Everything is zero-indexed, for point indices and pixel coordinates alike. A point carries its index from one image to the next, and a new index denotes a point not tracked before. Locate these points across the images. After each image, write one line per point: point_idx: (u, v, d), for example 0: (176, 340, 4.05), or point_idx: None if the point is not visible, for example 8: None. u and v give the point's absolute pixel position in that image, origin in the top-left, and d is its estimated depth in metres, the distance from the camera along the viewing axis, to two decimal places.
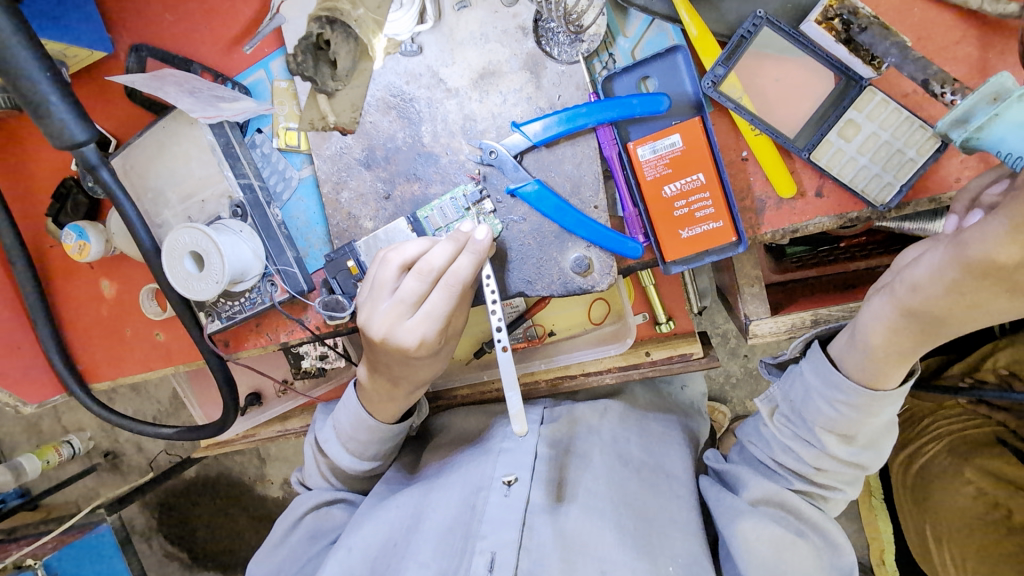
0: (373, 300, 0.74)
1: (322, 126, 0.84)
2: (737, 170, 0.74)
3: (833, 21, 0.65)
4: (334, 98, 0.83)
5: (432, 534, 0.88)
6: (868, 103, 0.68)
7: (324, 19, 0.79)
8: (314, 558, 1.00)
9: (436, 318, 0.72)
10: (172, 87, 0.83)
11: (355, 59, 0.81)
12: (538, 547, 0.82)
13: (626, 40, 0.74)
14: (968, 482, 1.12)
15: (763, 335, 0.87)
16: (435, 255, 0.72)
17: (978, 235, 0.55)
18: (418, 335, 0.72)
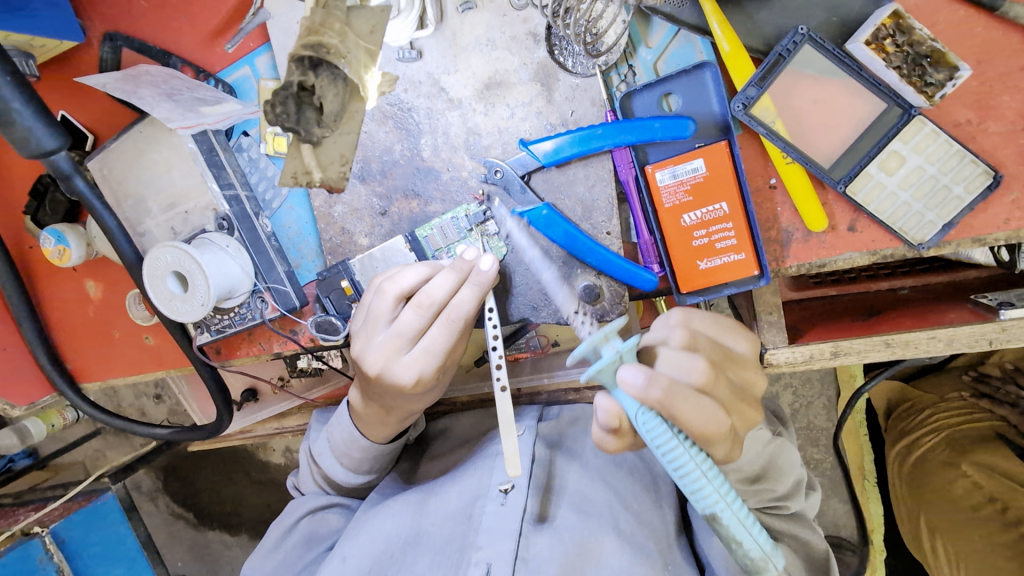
0: (366, 338, 0.70)
1: (306, 180, 0.76)
2: (763, 199, 0.68)
3: (884, 41, 0.58)
4: (320, 147, 0.75)
5: (429, 547, 0.85)
6: (916, 135, 0.61)
7: (307, 62, 0.66)
8: (310, 563, 0.95)
9: (434, 354, 0.68)
10: (148, 91, 0.76)
11: (345, 98, 0.71)
12: (537, 558, 0.78)
13: (649, 51, 0.67)
14: (964, 474, 1.16)
15: (778, 365, 0.81)
16: (436, 286, 0.67)
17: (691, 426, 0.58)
18: (414, 374, 0.68)
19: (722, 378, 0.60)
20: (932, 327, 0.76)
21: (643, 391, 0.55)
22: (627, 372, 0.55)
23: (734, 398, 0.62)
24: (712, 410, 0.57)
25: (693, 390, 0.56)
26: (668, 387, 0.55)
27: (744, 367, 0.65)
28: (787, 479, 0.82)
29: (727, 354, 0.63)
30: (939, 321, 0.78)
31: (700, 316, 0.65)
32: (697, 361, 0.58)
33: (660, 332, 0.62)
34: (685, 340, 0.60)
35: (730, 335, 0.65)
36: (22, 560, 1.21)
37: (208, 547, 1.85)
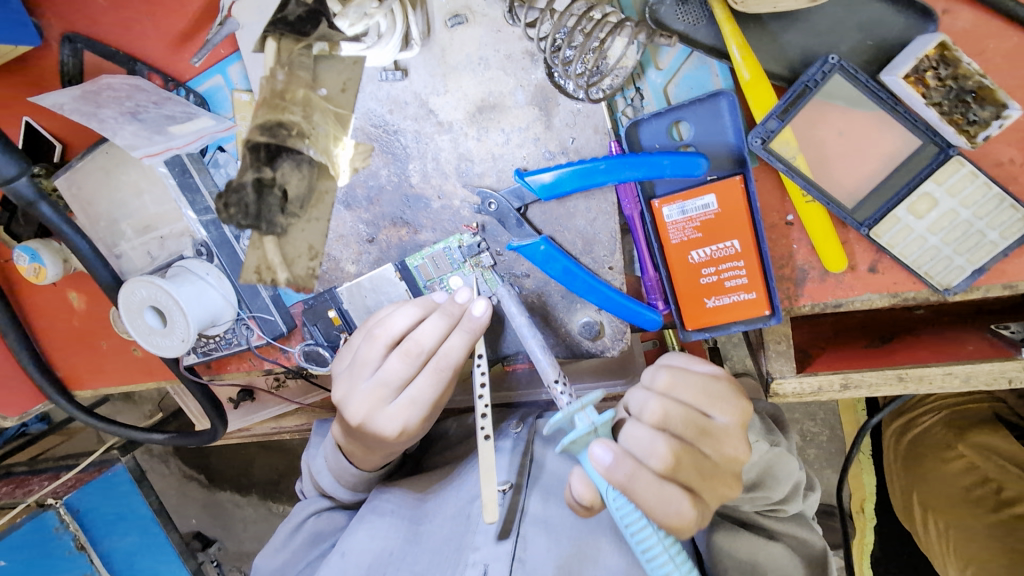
0: (348, 387, 0.65)
1: (271, 276, 0.76)
2: (779, 235, 0.63)
3: (925, 73, 0.51)
4: (285, 237, 0.74)
5: (431, 548, 0.79)
6: (951, 176, 0.55)
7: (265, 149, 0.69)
8: (315, 562, 0.89)
9: (422, 405, 0.64)
10: (110, 111, 0.70)
11: (313, 179, 0.71)
12: (534, 559, 0.73)
13: (659, 73, 0.60)
14: (960, 455, 1.05)
15: (784, 395, 0.78)
16: (426, 332, 0.64)
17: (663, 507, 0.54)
18: (399, 427, 0.63)
19: (692, 457, 0.56)
20: (949, 362, 0.72)
21: (608, 469, 0.54)
22: (596, 447, 0.55)
23: (709, 478, 0.57)
24: (676, 499, 0.54)
25: (656, 478, 0.54)
26: (627, 474, 0.54)
27: (729, 440, 0.58)
28: (785, 487, 0.80)
29: (705, 426, 0.58)
30: (955, 353, 0.74)
31: (684, 381, 0.59)
32: (662, 444, 0.55)
33: (637, 402, 0.59)
34: (657, 417, 0.57)
35: (714, 405, 0.58)
36: (38, 531, 1.11)
37: (220, 506, 1.74)
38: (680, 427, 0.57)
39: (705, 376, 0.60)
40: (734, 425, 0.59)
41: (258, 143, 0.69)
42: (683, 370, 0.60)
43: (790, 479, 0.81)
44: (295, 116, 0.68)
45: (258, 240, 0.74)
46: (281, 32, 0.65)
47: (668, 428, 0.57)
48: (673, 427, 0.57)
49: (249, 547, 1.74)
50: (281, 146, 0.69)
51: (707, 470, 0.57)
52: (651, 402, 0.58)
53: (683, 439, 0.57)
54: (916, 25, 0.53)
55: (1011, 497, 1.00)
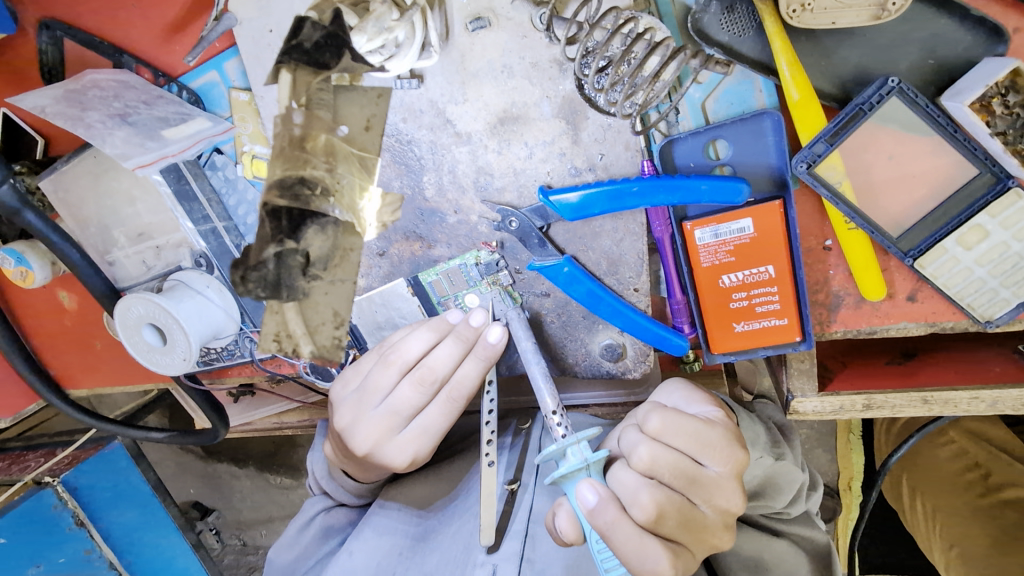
0: (355, 414, 0.65)
1: (291, 347, 0.61)
2: (815, 260, 0.60)
3: (991, 101, 0.48)
4: (308, 302, 0.60)
5: (440, 545, 0.77)
6: (1006, 209, 0.52)
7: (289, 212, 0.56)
8: (324, 560, 0.83)
9: (431, 433, 0.65)
10: (96, 113, 0.64)
11: (337, 239, 0.61)
12: (543, 558, 0.72)
13: (697, 87, 0.55)
14: (951, 441, 1.07)
15: (804, 413, 0.76)
16: (439, 359, 0.62)
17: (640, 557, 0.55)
18: (409, 455, 0.64)
19: (677, 507, 0.56)
20: (975, 384, 0.71)
21: (592, 510, 0.55)
22: (584, 486, 0.55)
23: (693, 529, 0.57)
24: (654, 553, 0.54)
25: (636, 529, 0.55)
26: (606, 521, 0.55)
27: (720, 491, 0.58)
28: (787, 495, 0.76)
29: (695, 476, 0.57)
30: (980, 374, 0.73)
31: (678, 426, 0.58)
32: (645, 493, 0.56)
33: (629, 443, 0.59)
34: (645, 463, 0.57)
35: (706, 454, 0.57)
36: (36, 509, 1.03)
37: (219, 477, 1.65)
38: (669, 475, 0.57)
39: (699, 423, 0.58)
40: (726, 474, 0.58)
41: (278, 208, 0.56)
42: (679, 415, 0.58)
43: (790, 491, 0.76)
44: (318, 171, 0.57)
45: (275, 308, 0.59)
46: (297, 63, 0.54)
47: (656, 474, 0.57)
48: (660, 474, 0.57)
49: (248, 516, 1.65)
50: (305, 210, 0.57)
51: (693, 520, 0.57)
52: (641, 447, 0.57)
53: (672, 487, 0.57)
54: (983, 45, 0.49)
55: (999, 482, 1.01)
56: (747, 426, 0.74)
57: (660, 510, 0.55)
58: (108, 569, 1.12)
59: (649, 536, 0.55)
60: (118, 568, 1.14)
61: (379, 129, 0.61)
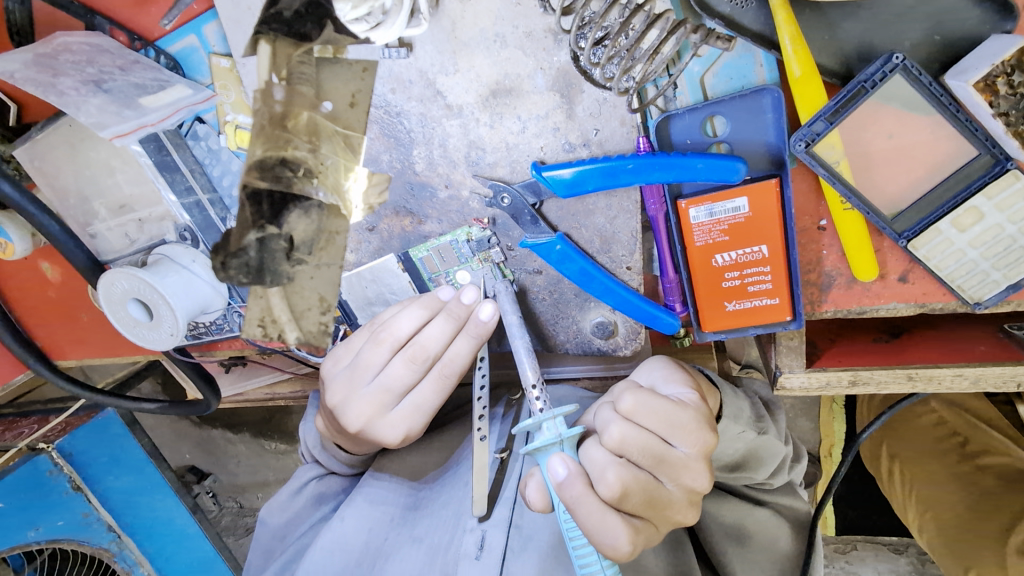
0: (347, 392, 0.64)
1: (275, 329, 0.67)
2: (809, 240, 0.60)
3: (996, 80, 0.46)
4: (292, 286, 0.66)
5: (431, 513, 0.79)
6: (1003, 191, 0.51)
7: (274, 197, 0.61)
8: (317, 526, 0.85)
9: (424, 410, 0.65)
10: (68, 79, 0.61)
11: (322, 222, 0.64)
12: (531, 524, 0.75)
13: (697, 61, 0.53)
14: (932, 410, 1.10)
15: (790, 388, 0.78)
16: (431, 337, 0.62)
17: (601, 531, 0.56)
18: (401, 432, 0.64)
19: (641, 485, 0.57)
20: (960, 362, 0.72)
21: (561, 484, 0.56)
22: (554, 460, 0.57)
23: (656, 506, 0.59)
24: (614, 528, 0.56)
25: (599, 505, 0.56)
26: (571, 496, 0.56)
27: (687, 470, 0.59)
28: (768, 467, 0.78)
29: (662, 456, 0.58)
30: (967, 353, 0.73)
31: (648, 407, 0.59)
32: (612, 472, 0.57)
33: (601, 420, 0.60)
34: (615, 441, 0.58)
35: (675, 435, 0.58)
36: (33, 474, 1.06)
37: (213, 443, 1.67)
38: (637, 455, 0.58)
39: (671, 404, 0.59)
40: (693, 455, 0.59)
41: (259, 192, 0.61)
42: (651, 396, 0.59)
43: (771, 463, 0.77)
44: (301, 151, 0.60)
45: (262, 293, 0.66)
46: (277, 34, 0.56)
47: (624, 453, 0.58)
48: (628, 453, 0.58)
49: (244, 480, 1.68)
50: (286, 192, 0.61)
51: (656, 498, 0.58)
52: (611, 425, 0.58)
53: (639, 466, 0.58)
54: (992, 21, 0.47)
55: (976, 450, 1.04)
56: (731, 402, 0.74)
57: (624, 489, 0.56)
58: (107, 531, 1.13)
59: (610, 513, 0.56)
60: (116, 530, 1.14)
61: (364, 105, 0.59)
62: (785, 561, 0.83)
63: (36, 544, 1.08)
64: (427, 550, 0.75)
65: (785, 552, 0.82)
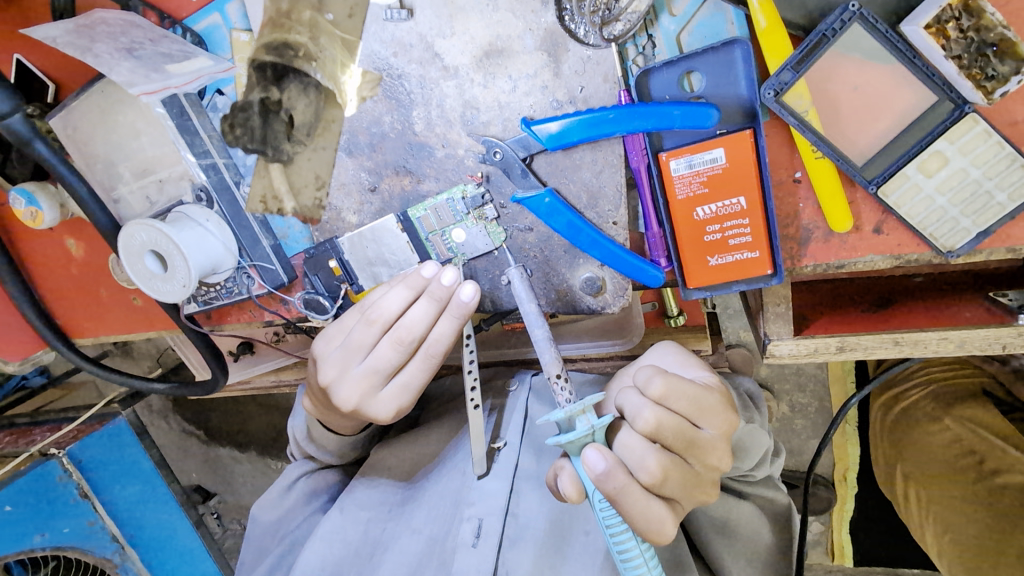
0: (340, 372, 0.67)
1: (276, 205, 0.76)
2: (785, 193, 0.63)
3: (947, 24, 0.50)
4: (291, 166, 0.74)
5: (427, 502, 0.79)
6: (964, 135, 0.55)
7: (273, 71, 0.68)
8: (311, 519, 0.85)
9: (412, 389, 0.68)
10: (104, 45, 0.67)
11: (319, 106, 0.69)
12: (526, 512, 0.76)
13: (672, 20, 0.58)
14: (946, 428, 1.08)
15: (779, 357, 0.79)
16: (415, 319, 0.65)
17: (646, 516, 0.58)
18: (391, 409, 0.68)
19: (679, 469, 0.59)
20: (945, 327, 0.73)
21: (599, 476, 0.56)
22: (590, 454, 0.56)
23: (692, 487, 0.60)
24: (657, 514, 0.58)
25: (643, 493, 0.57)
26: (615, 488, 0.56)
27: (714, 451, 0.60)
28: (754, 457, 0.78)
29: (693, 440, 0.59)
30: (952, 319, 0.75)
31: (678, 391, 0.58)
32: (652, 458, 0.57)
33: (632, 407, 0.59)
34: (650, 427, 0.57)
35: (704, 418, 0.59)
36: (39, 480, 1.07)
37: (221, 462, 1.68)
38: (672, 439, 0.58)
39: (699, 388, 0.60)
40: (717, 437, 0.60)
41: (263, 62, 0.68)
42: (680, 379, 0.59)
43: (756, 455, 0.78)
44: (301, 36, 0.66)
45: (263, 168, 0.74)
46: None
47: (659, 438, 0.58)
48: (663, 438, 0.58)
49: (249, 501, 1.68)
50: (287, 66, 0.68)
51: (690, 480, 0.60)
52: (645, 411, 0.57)
53: (672, 450, 0.59)
54: None
55: (994, 468, 1.02)
56: None
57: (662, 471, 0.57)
58: (110, 541, 1.14)
59: (653, 498, 0.58)
60: (120, 541, 1.16)
61: (371, 65, 0.66)
62: (768, 552, 0.82)
63: (41, 550, 1.10)
64: (426, 540, 0.77)
65: (766, 547, 0.82)
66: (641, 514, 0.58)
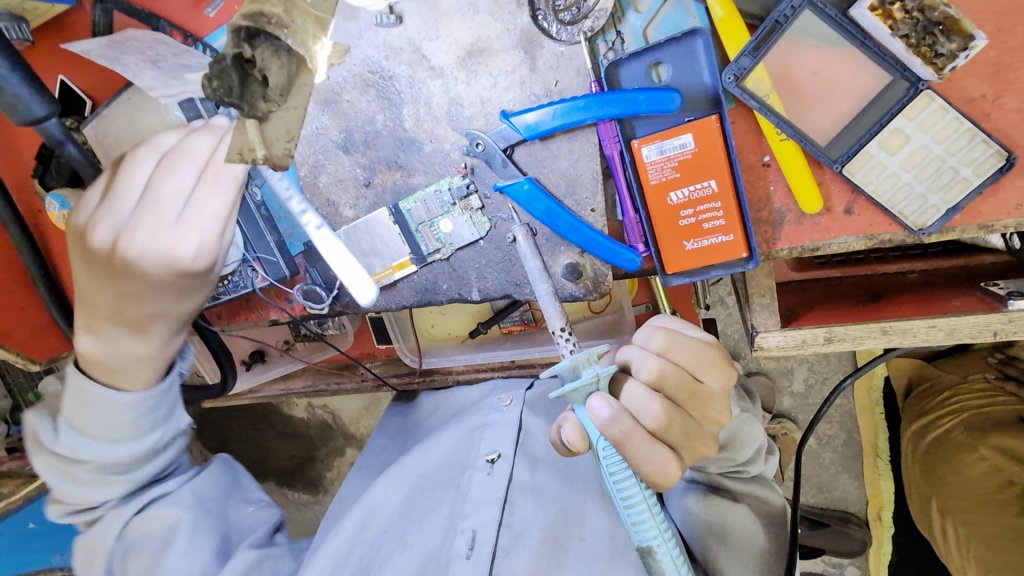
0: (111, 280, 0.61)
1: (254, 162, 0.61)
2: (756, 177, 0.65)
3: (891, 5, 0.53)
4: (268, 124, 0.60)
5: (423, 524, 0.78)
6: (922, 111, 0.57)
7: (243, 33, 0.56)
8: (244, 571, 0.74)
9: (212, 213, 0.61)
10: (132, 57, 0.76)
11: (293, 72, 0.59)
12: (521, 522, 0.74)
13: (638, 16, 0.63)
14: (983, 459, 1.06)
15: (768, 349, 0.77)
16: (185, 153, 0.61)
17: (655, 461, 0.54)
18: (192, 241, 0.61)
19: (681, 417, 0.57)
20: (934, 316, 0.72)
21: (605, 420, 0.53)
22: (596, 401, 0.53)
23: (694, 439, 0.58)
24: (663, 459, 0.55)
25: (648, 437, 0.54)
26: (623, 431, 0.53)
27: (714, 406, 0.59)
28: (749, 449, 0.77)
29: (695, 390, 0.58)
30: (943, 309, 0.74)
31: (680, 343, 0.59)
32: (657, 404, 0.55)
33: (633, 359, 0.59)
34: (653, 376, 0.57)
35: (704, 370, 0.59)
36: None
37: None
38: (675, 388, 0.57)
39: (701, 344, 0.60)
40: (718, 394, 0.60)
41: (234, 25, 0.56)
42: (682, 334, 0.60)
43: (751, 448, 0.77)
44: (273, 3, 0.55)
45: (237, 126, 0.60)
46: None
47: (663, 388, 0.57)
48: (667, 386, 0.57)
49: None
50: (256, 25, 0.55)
51: (692, 430, 0.57)
52: (648, 360, 0.57)
53: (676, 400, 0.57)
54: None
55: None
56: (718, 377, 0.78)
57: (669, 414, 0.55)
58: None
59: (660, 441, 0.55)
60: None
61: (368, 70, 0.71)
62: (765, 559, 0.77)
63: None
64: (423, 557, 0.75)
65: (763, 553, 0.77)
66: (648, 458, 0.54)
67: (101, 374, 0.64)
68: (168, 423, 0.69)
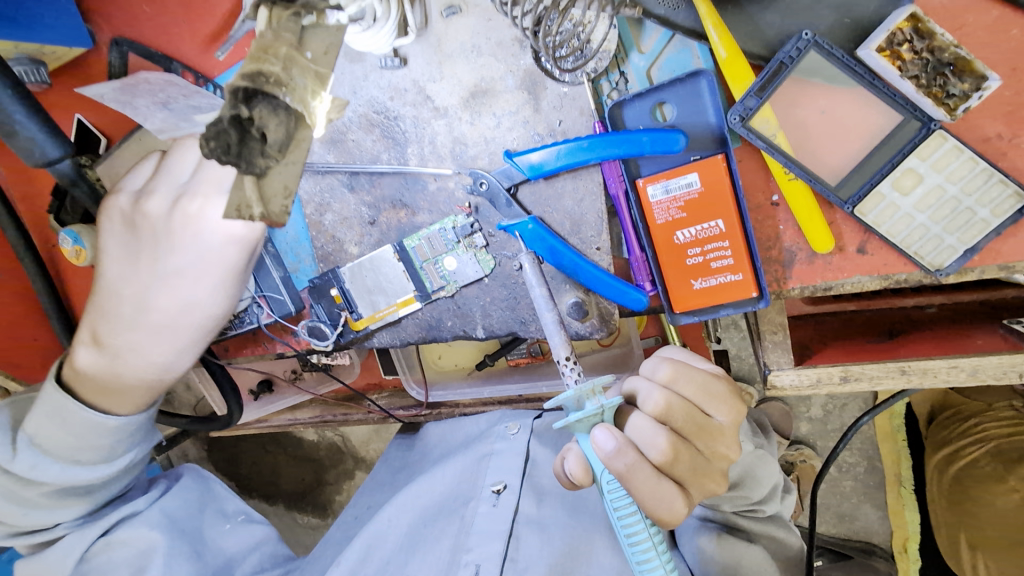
0: (156, 261, 0.64)
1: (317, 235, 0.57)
2: (764, 217, 0.63)
3: (900, 47, 0.53)
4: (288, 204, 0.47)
5: (423, 555, 0.75)
6: (935, 151, 0.56)
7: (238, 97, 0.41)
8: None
9: None
10: (143, 100, 0.77)
11: (295, 134, 0.43)
12: (526, 558, 0.70)
13: (641, 57, 0.63)
14: (1014, 490, 0.99)
15: (782, 388, 0.75)
16: None
17: (659, 498, 0.52)
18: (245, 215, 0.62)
19: (689, 452, 0.54)
20: (954, 355, 0.70)
21: (609, 453, 0.51)
22: (600, 432, 0.51)
23: (701, 474, 0.55)
24: (668, 495, 0.52)
25: (654, 471, 0.52)
26: (627, 465, 0.50)
27: (723, 440, 0.56)
28: (764, 488, 0.74)
29: (702, 425, 0.55)
30: (964, 348, 0.71)
31: (687, 374, 0.57)
32: (663, 437, 0.53)
33: (638, 391, 0.57)
34: (660, 409, 0.54)
35: (712, 404, 0.56)
36: None
37: None
38: (682, 422, 0.54)
39: (708, 375, 0.58)
40: (728, 428, 0.57)
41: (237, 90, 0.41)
42: (687, 364, 0.57)
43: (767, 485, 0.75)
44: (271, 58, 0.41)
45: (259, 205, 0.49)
46: None
47: (669, 421, 0.54)
48: (674, 420, 0.54)
49: None
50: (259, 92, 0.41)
51: (700, 465, 0.54)
52: (655, 393, 0.55)
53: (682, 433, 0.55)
54: None
55: None
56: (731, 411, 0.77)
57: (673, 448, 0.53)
58: None
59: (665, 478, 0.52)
60: None
61: (373, 110, 0.71)
62: None
63: None
64: None
65: None
66: (651, 495, 0.51)
67: (93, 394, 0.63)
68: (140, 444, 0.69)
